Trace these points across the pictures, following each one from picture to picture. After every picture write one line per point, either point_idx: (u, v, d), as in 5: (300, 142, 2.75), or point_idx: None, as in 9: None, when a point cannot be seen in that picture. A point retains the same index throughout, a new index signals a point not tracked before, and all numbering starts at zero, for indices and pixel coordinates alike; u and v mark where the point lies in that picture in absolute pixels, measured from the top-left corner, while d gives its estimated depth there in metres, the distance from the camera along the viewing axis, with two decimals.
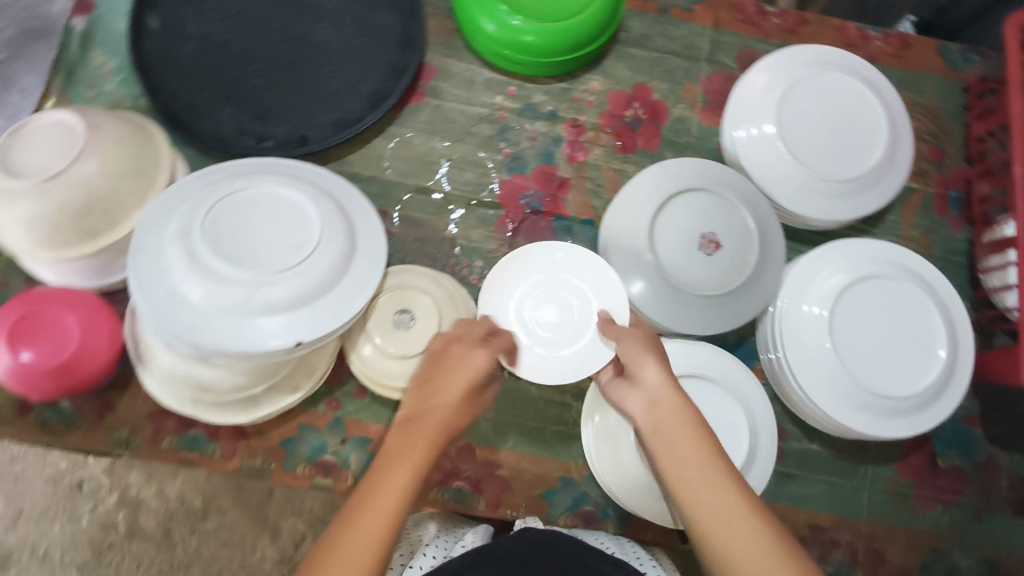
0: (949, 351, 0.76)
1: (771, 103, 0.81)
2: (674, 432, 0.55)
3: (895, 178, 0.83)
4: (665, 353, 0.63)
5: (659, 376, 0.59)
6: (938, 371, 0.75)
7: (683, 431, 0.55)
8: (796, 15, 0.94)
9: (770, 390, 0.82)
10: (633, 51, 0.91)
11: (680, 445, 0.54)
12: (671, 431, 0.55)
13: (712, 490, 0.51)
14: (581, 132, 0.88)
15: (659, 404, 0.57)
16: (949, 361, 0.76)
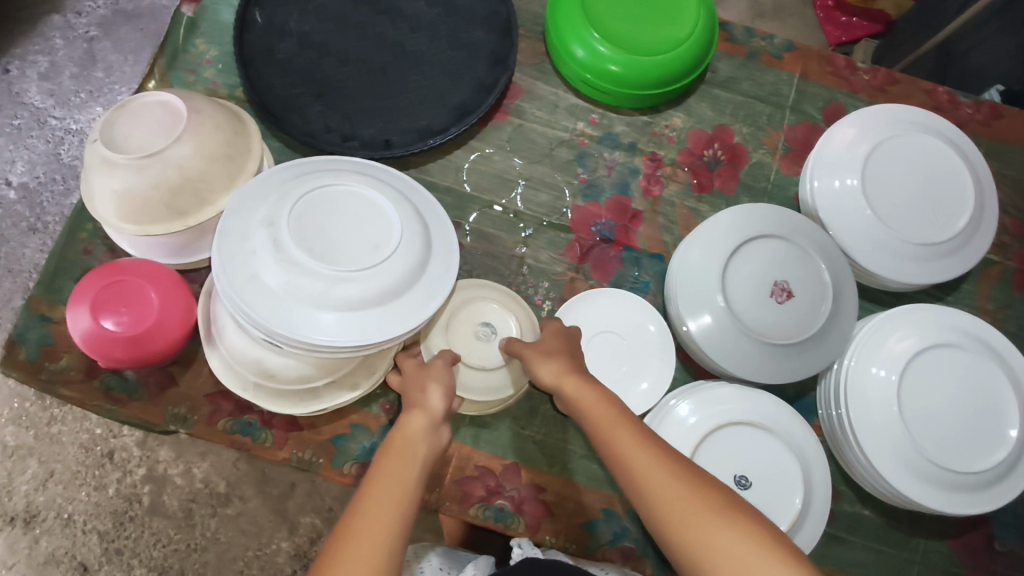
0: (1020, 431, 0.74)
1: (856, 158, 0.80)
2: (590, 410, 0.59)
3: (978, 248, 0.81)
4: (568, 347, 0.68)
5: (556, 371, 0.63)
6: (1006, 451, 0.73)
7: (600, 407, 0.58)
8: (886, 74, 0.93)
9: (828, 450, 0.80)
10: (718, 92, 0.91)
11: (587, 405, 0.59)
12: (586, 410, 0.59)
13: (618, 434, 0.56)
14: (659, 166, 0.88)
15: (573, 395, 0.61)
16: (1020, 442, 0.74)
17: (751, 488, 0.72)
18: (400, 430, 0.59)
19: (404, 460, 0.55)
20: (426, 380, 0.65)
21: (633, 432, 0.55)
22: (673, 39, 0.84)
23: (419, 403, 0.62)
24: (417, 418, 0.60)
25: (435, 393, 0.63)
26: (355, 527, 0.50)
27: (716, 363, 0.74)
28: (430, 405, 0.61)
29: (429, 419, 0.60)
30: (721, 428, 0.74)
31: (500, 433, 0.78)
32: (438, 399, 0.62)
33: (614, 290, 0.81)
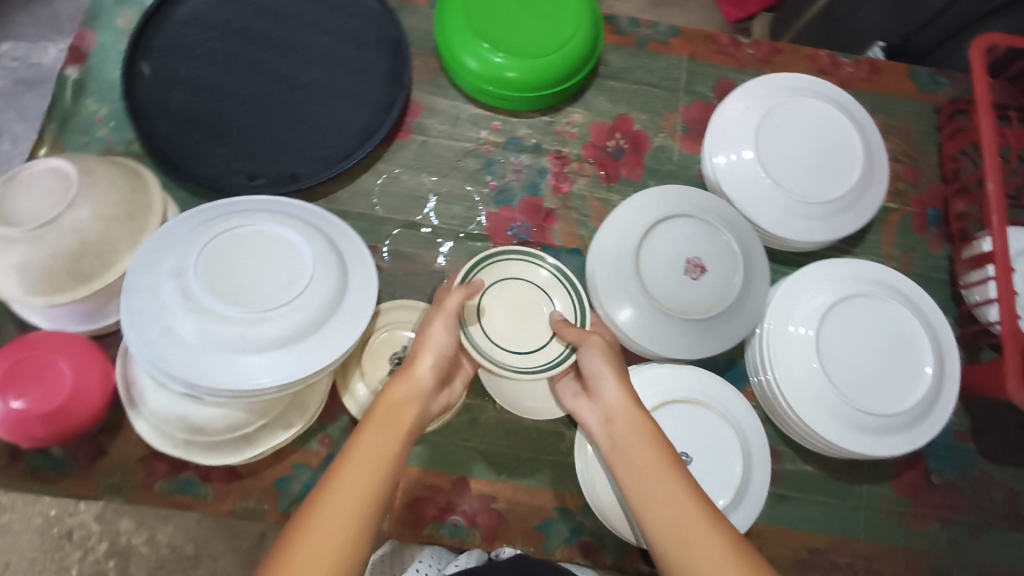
0: (935, 367, 0.77)
1: (748, 130, 0.83)
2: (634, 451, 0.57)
3: (874, 200, 0.85)
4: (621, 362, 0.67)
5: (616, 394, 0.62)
6: (926, 389, 0.76)
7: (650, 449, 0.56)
8: (769, 45, 0.97)
9: (761, 414, 0.82)
10: (612, 84, 0.93)
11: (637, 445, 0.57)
12: (628, 438, 0.58)
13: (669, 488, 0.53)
14: (565, 163, 0.90)
15: (614, 415, 0.61)
16: (936, 377, 0.77)
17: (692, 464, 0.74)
18: (381, 403, 0.57)
19: (388, 437, 0.54)
20: (419, 347, 0.63)
21: (664, 460, 0.55)
22: (561, 38, 0.86)
23: (406, 370, 0.61)
24: (403, 388, 0.59)
25: (426, 361, 0.62)
26: (324, 503, 0.48)
27: (644, 346, 0.75)
28: (418, 375, 0.61)
29: (416, 388, 0.60)
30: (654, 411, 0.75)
31: (444, 449, 0.77)
32: (426, 365, 0.62)
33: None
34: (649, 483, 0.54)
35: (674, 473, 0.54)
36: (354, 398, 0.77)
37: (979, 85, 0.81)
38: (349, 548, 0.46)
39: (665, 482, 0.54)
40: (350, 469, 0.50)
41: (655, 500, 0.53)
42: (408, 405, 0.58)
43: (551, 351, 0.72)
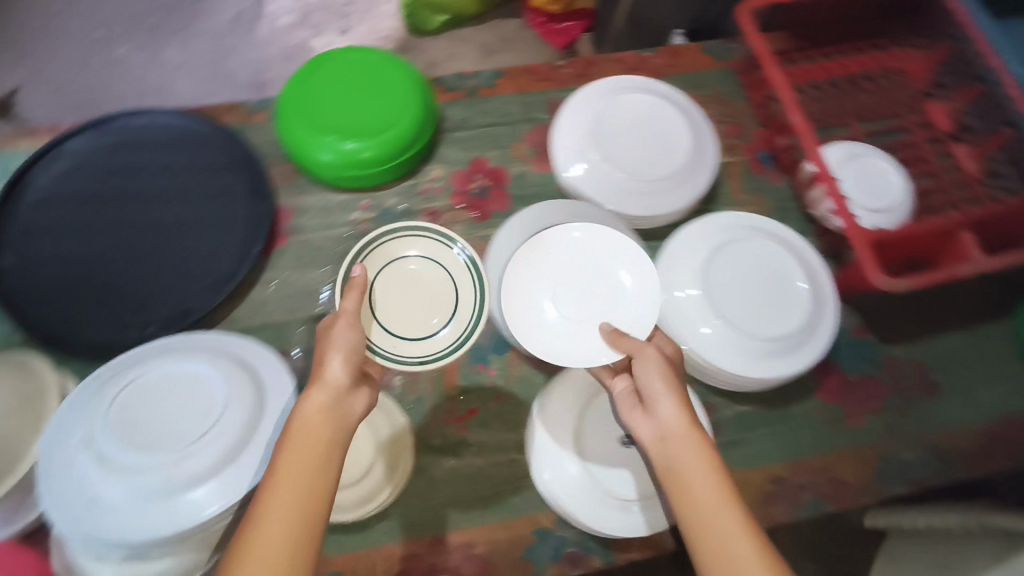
0: (808, 279, 0.86)
1: (585, 137, 0.92)
2: (689, 474, 0.60)
3: (710, 162, 0.94)
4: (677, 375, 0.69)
5: (677, 416, 0.64)
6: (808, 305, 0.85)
7: (703, 477, 0.60)
8: (581, 61, 1.08)
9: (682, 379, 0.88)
10: (458, 134, 1.01)
11: (694, 474, 0.60)
12: (682, 459, 0.61)
13: (726, 519, 0.58)
14: (440, 217, 0.95)
15: (668, 435, 0.63)
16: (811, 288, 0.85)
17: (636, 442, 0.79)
18: (300, 409, 0.62)
19: (313, 442, 0.60)
20: (328, 346, 0.68)
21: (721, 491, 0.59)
22: (397, 108, 0.92)
23: (319, 375, 0.66)
24: (316, 393, 0.63)
25: (336, 364, 0.66)
26: (270, 498, 0.56)
27: None
28: (330, 377, 0.65)
29: (332, 392, 0.64)
30: (589, 403, 0.80)
31: (409, 517, 0.78)
32: (335, 369, 0.66)
33: (613, 234, 0.82)
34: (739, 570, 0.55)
35: (753, 534, 0.56)
36: None
37: (755, 41, 0.96)
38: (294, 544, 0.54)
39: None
40: (281, 483, 0.57)
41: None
42: (327, 411, 0.63)
43: (448, 330, 0.84)
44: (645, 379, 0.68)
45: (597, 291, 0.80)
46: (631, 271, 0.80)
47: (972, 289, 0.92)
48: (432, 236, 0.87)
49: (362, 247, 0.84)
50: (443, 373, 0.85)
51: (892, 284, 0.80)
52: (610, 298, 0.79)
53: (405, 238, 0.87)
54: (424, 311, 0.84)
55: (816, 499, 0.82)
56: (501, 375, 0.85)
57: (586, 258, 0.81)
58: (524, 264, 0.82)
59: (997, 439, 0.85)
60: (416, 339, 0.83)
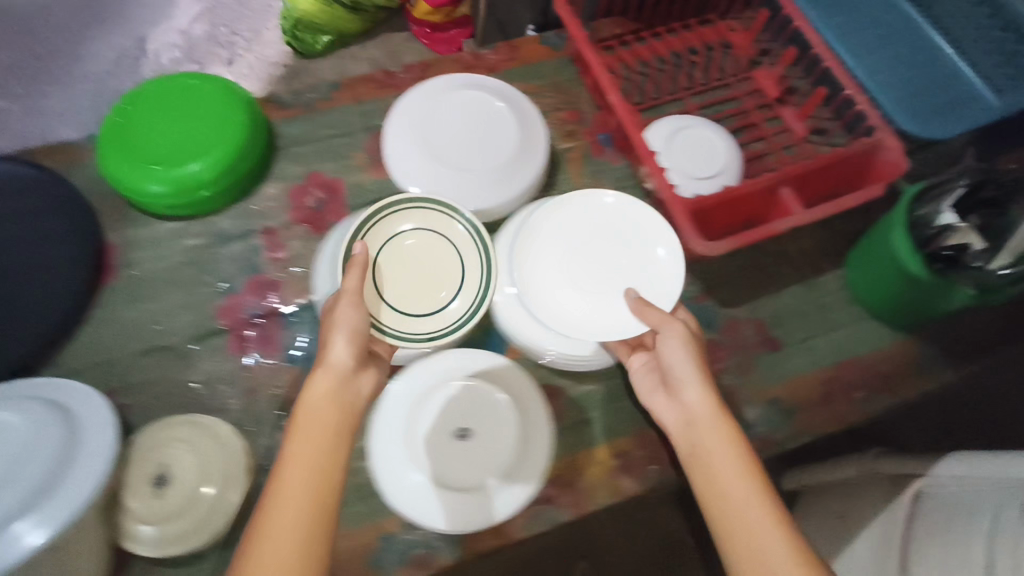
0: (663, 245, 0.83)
1: (411, 137, 0.92)
2: (711, 455, 0.64)
3: (538, 157, 0.93)
4: (699, 341, 0.73)
5: (702, 399, 0.67)
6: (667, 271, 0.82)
7: (724, 460, 0.63)
8: (417, 65, 1.07)
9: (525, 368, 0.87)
10: (294, 149, 0.99)
11: (719, 451, 0.64)
12: (707, 439, 0.65)
13: (745, 497, 0.60)
14: (276, 234, 0.93)
15: (696, 418, 0.67)
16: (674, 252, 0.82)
17: (473, 434, 0.78)
18: (307, 392, 0.65)
19: (322, 437, 0.61)
20: (332, 328, 0.70)
21: (745, 467, 0.62)
22: (223, 126, 0.90)
23: (324, 359, 0.68)
24: (322, 377, 0.66)
25: (340, 347, 0.68)
26: (279, 492, 0.57)
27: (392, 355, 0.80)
28: (336, 361, 0.67)
29: (338, 377, 0.67)
30: (422, 400, 0.78)
31: None
32: (339, 352, 0.68)
33: (616, 202, 0.85)
34: (742, 521, 0.59)
35: (777, 513, 0.59)
36: (141, 540, 0.73)
37: (571, 25, 0.97)
38: (310, 522, 0.56)
39: (770, 531, 0.58)
40: (285, 478, 0.58)
41: (751, 542, 0.58)
42: (332, 396, 0.65)
43: (461, 305, 0.82)
44: (665, 346, 0.72)
45: (621, 263, 0.84)
46: (666, 245, 0.83)
47: (800, 245, 0.96)
48: (430, 207, 0.82)
49: (361, 222, 0.79)
50: (284, 390, 0.84)
51: (721, 246, 0.80)
52: (635, 270, 0.83)
53: (402, 211, 0.81)
54: (433, 285, 0.81)
55: (664, 469, 0.82)
56: None
57: (605, 227, 0.86)
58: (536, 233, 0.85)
59: (834, 385, 0.88)
60: (424, 318, 0.80)
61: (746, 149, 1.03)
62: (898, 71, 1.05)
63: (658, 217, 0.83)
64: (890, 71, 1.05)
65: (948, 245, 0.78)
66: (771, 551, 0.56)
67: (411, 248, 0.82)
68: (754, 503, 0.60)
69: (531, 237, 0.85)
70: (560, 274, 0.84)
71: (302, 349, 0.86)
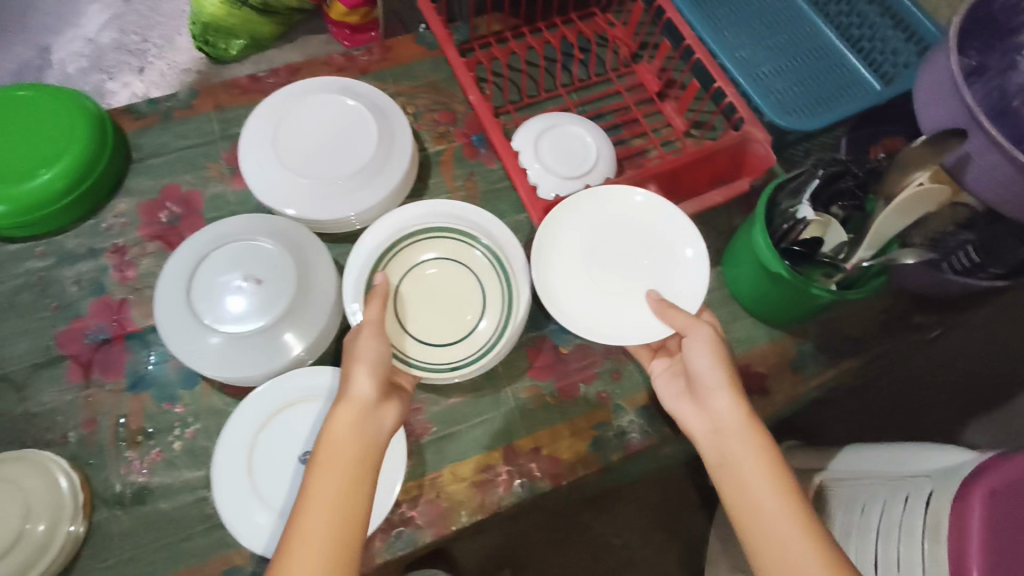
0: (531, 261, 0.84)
1: (265, 145, 0.87)
2: (737, 461, 0.65)
3: (400, 165, 0.90)
4: (728, 344, 0.72)
5: (729, 404, 0.68)
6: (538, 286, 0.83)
7: (749, 462, 0.64)
8: (286, 69, 1.02)
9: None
10: (149, 162, 0.94)
11: (744, 460, 0.64)
12: (733, 445, 0.66)
13: (774, 501, 0.62)
14: (125, 252, 0.87)
15: (722, 424, 0.67)
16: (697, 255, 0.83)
17: None
18: (330, 427, 0.65)
19: (347, 460, 0.63)
20: (353, 360, 0.70)
21: (773, 470, 0.63)
22: (67, 136, 0.86)
23: (344, 390, 0.67)
24: (346, 410, 0.66)
25: (361, 379, 0.68)
26: (301, 518, 0.59)
27: (234, 378, 0.76)
28: (356, 394, 0.67)
29: (359, 408, 0.66)
30: (268, 421, 0.74)
31: None
32: (358, 383, 0.68)
33: (654, 202, 0.84)
34: (774, 523, 0.60)
35: (806, 522, 0.60)
36: None
37: (435, 27, 0.96)
38: (336, 560, 0.58)
39: (791, 534, 0.60)
40: (309, 506, 0.60)
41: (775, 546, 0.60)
42: (355, 425, 0.65)
43: (486, 324, 0.82)
44: (693, 362, 0.72)
45: (643, 264, 0.84)
46: (693, 244, 0.83)
47: None
48: (453, 236, 0.85)
49: (385, 252, 0.83)
50: (127, 417, 0.79)
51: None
52: (666, 271, 0.83)
53: (423, 241, 0.85)
54: (457, 310, 0.82)
55: (530, 483, 0.79)
56: (189, 410, 0.79)
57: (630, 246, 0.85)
58: (554, 259, 0.85)
59: None
60: (452, 344, 0.81)
61: (626, 146, 1.00)
62: (776, 54, 1.08)
63: (686, 220, 0.83)
64: (764, 72, 1.06)
65: (795, 241, 0.79)
66: (800, 559, 0.58)
67: (433, 277, 0.84)
68: (783, 508, 0.61)
69: (555, 243, 0.84)
70: (586, 280, 0.84)
71: (148, 373, 0.81)
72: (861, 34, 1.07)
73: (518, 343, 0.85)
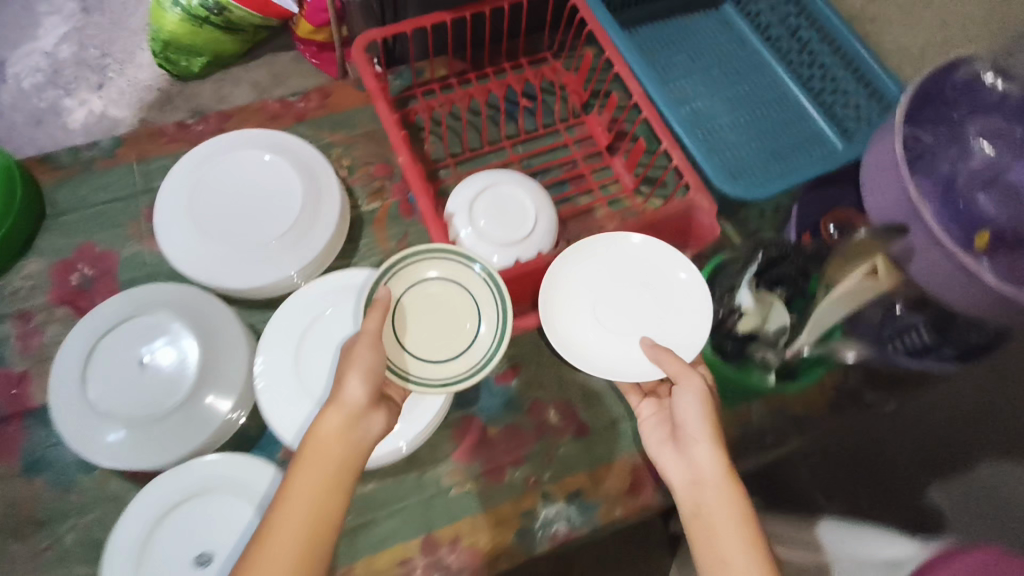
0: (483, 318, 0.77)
1: (181, 208, 0.82)
2: (711, 499, 0.59)
3: (323, 232, 0.83)
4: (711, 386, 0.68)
5: (711, 458, 0.61)
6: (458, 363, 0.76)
7: (724, 501, 0.59)
8: (216, 115, 0.97)
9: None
10: (63, 218, 0.88)
11: (721, 499, 0.59)
12: (711, 487, 0.60)
13: (743, 551, 0.56)
14: (31, 318, 0.83)
15: (703, 475, 0.61)
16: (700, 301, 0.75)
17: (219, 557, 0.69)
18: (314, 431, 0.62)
19: (322, 475, 0.60)
20: (349, 362, 0.66)
21: (741, 512, 0.58)
22: None
23: (335, 395, 0.64)
24: (332, 416, 0.62)
25: (354, 383, 0.64)
26: (269, 531, 0.57)
27: (140, 466, 0.71)
28: (346, 399, 0.63)
29: (346, 416, 0.63)
30: (170, 513, 0.70)
31: None
32: (350, 389, 0.64)
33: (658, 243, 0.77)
34: (741, 572, 0.55)
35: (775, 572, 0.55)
36: None
37: (366, 77, 0.88)
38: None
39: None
40: (278, 517, 0.58)
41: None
42: (340, 434, 0.62)
43: (486, 334, 0.77)
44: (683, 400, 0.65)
45: (644, 300, 0.77)
46: (687, 268, 0.76)
47: None
48: (452, 255, 0.77)
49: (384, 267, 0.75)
50: (20, 503, 0.74)
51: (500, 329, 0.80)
52: (669, 312, 0.76)
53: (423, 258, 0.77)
54: (454, 322, 0.77)
55: None
56: (90, 495, 0.75)
57: (638, 272, 0.78)
58: (563, 275, 0.77)
59: (646, 470, 0.81)
60: (449, 359, 0.76)
61: (572, 205, 0.95)
62: (736, 105, 1.04)
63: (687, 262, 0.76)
64: (722, 125, 1.02)
65: (727, 338, 0.75)
66: None
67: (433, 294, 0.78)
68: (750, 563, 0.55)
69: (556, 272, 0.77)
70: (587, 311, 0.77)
71: (48, 454, 0.76)
72: (823, 86, 1.02)
73: (443, 424, 0.81)
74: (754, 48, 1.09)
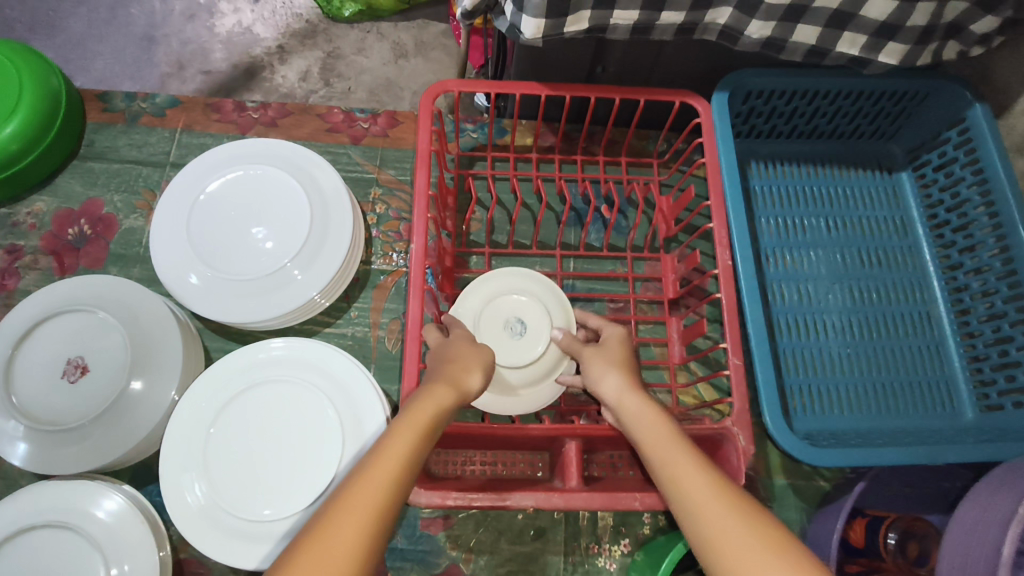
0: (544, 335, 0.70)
1: (184, 207, 0.75)
2: (651, 430, 0.53)
3: (313, 281, 0.72)
4: (636, 361, 0.62)
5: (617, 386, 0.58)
6: None
7: (666, 435, 0.52)
8: (278, 106, 0.89)
9: (177, 534, 0.71)
10: (91, 164, 0.85)
11: (661, 436, 0.51)
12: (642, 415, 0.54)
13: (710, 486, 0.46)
14: (17, 258, 0.81)
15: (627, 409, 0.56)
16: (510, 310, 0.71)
17: None
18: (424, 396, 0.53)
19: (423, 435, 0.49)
20: (469, 355, 0.60)
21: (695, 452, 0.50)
22: None
23: (454, 376, 0.57)
24: (448, 389, 0.54)
25: (475, 376, 0.58)
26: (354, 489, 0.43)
27: (30, 470, 0.67)
28: (463, 385, 0.56)
29: (458, 396, 0.55)
30: (19, 535, 0.65)
31: None
32: (477, 377, 0.58)
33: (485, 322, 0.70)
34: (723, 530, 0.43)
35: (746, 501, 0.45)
36: None
37: (420, 126, 0.71)
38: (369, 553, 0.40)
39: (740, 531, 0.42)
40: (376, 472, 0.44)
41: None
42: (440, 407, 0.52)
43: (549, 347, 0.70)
44: (590, 356, 0.62)
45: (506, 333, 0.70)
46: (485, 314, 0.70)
47: (596, 513, 0.73)
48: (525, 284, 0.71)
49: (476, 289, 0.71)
50: None
51: (437, 495, 0.61)
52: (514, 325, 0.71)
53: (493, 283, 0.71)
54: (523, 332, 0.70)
55: None
56: None
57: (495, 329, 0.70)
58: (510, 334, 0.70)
59: None
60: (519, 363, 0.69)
61: None
62: (857, 303, 0.81)
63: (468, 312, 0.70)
64: (830, 319, 0.80)
65: None
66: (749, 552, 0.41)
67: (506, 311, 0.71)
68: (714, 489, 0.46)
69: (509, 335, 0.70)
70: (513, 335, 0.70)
71: None
72: (982, 329, 0.77)
73: None
74: (916, 239, 0.85)
